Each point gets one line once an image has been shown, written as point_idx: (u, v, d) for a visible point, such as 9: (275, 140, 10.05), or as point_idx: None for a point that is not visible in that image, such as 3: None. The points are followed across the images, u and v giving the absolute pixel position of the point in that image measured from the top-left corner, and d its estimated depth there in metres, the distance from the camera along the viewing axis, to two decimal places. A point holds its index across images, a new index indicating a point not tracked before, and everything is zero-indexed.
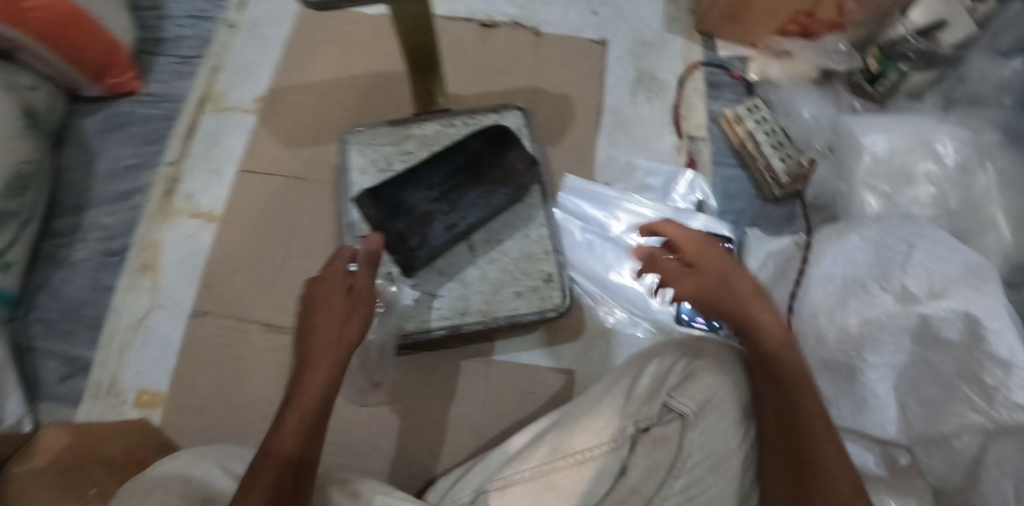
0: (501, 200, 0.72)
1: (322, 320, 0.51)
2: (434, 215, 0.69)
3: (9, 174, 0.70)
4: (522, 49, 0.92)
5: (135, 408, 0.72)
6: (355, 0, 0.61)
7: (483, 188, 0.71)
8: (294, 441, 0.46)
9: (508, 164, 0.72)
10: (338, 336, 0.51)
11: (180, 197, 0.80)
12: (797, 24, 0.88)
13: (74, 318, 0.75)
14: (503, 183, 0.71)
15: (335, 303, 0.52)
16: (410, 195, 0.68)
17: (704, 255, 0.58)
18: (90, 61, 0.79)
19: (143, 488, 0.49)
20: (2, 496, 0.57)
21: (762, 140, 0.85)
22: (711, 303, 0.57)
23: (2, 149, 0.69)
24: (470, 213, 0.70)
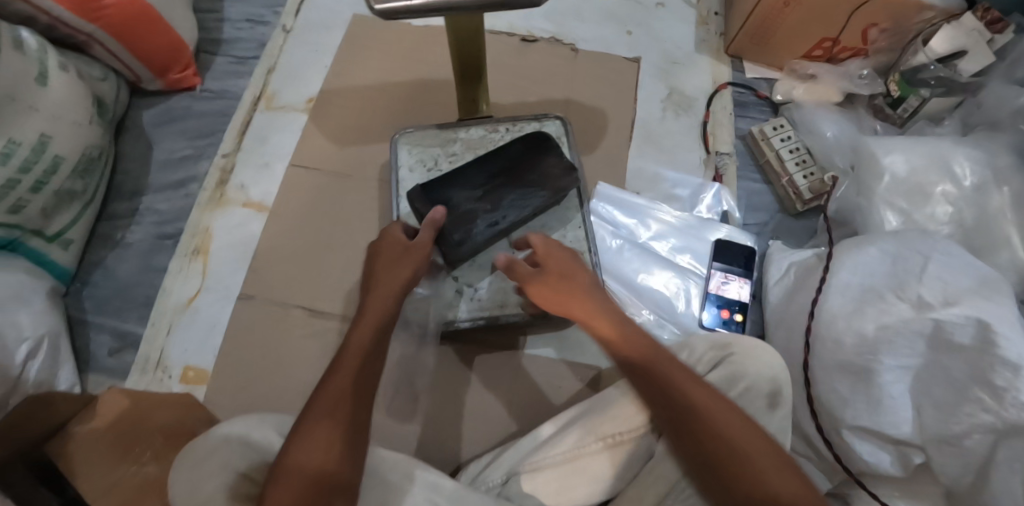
0: (539, 202, 0.74)
1: (385, 276, 0.61)
2: (475, 213, 0.72)
3: (79, 157, 0.74)
4: (560, 64, 0.97)
5: (181, 383, 0.74)
6: (416, 13, 0.64)
7: (523, 190, 0.74)
8: (323, 446, 0.49)
9: (547, 170, 0.75)
10: (391, 293, 0.60)
11: (233, 187, 0.83)
12: (822, 49, 0.92)
13: (125, 296, 0.78)
14: (541, 185, 0.74)
15: (395, 257, 0.63)
16: (454, 195, 0.72)
17: (547, 266, 0.62)
18: (156, 57, 0.82)
19: (204, 447, 0.54)
20: (63, 453, 0.59)
21: (787, 157, 0.89)
22: (574, 311, 0.59)
23: (77, 134, 0.73)
24: (510, 212, 0.73)
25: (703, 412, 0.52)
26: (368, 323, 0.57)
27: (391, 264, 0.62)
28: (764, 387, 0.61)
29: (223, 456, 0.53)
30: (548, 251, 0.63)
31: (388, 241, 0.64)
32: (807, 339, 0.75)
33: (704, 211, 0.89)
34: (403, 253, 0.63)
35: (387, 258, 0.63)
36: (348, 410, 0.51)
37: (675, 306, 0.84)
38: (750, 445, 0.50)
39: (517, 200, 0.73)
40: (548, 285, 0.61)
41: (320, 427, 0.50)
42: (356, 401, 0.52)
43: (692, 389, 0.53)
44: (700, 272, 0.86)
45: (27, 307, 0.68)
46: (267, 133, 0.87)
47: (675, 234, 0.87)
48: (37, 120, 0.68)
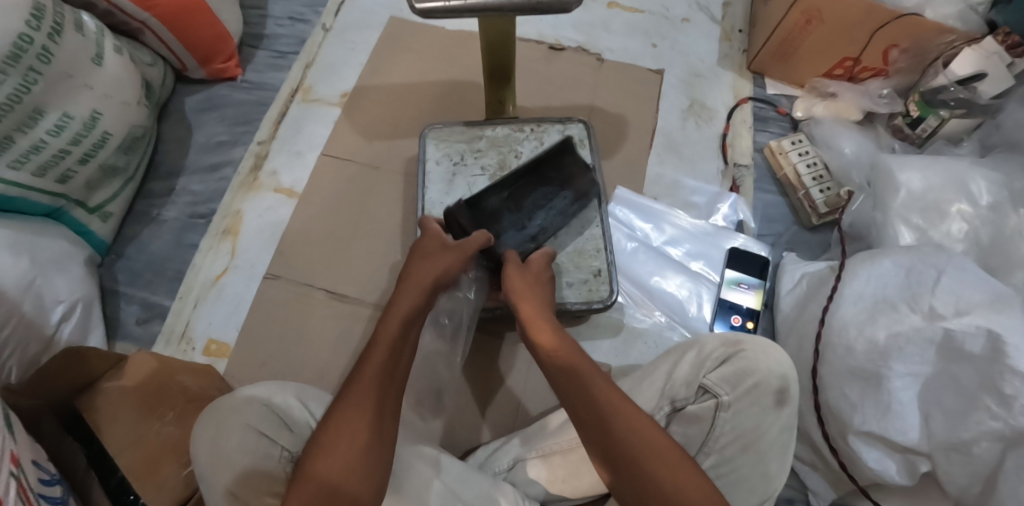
0: (563, 205, 0.76)
1: (420, 270, 0.64)
2: (506, 219, 0.72)
3: (125, 135, 0.77)
4: (585, 72, 1.00)
5: (203, 355, 0.76)
6: (451, 13, 0.67)
7: (545, 191, 0.75)
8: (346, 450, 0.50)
9: (572, 174, 0.76)
10: (421, 285, 0.62)
11: (266, 173, 0.86)
12: (842, 68, 0.94)
13: (156, 270, 0.80)
14: (562, 186, 0.76)
15: (436, 256, 0.65)
16: (487, 199, 0.71)
17: (524, 270, 0.67)
18: (202, 47, 0.87)
19: (225, 408, 0.54)
20: (88, 410, 0.58)
21: (804, 172, 0.91)
22: (525, 309, 0.63)
23: (125, 112, 0.76)
24: (535, 214, 0.74)
25: (617, 417, 0.53)
26: (393, 320, 0.59)
27: (428, 260, 0.65)
28: (776, 382, 0.61)
29: (246, 416, 0.54)
30: (536, 258, 0.69)
31: (430, 238, 0.67)
32: (818, 346, 0.76)
33: (718, 219, 0.91)
34: (445, 251, 0.66)
35: (428, 255, 0.65)
36: (372, 403, 0.52)
37: (687, 310, 0.85)
38: (663, 453, 0.52)
39: (540, 203, 0.74)
40: (525, 283, 0.66)
41: (344, 418, 0.51)
42: (381, 395, 0.53)
43: (616, 393, 0.55)
44: (714, 278, 0.87)
45: (64, 272, 0.71)
46: (302, 123, 0.90)
47: (689, 240, 0.89)
48: (90, 97, 0.71)
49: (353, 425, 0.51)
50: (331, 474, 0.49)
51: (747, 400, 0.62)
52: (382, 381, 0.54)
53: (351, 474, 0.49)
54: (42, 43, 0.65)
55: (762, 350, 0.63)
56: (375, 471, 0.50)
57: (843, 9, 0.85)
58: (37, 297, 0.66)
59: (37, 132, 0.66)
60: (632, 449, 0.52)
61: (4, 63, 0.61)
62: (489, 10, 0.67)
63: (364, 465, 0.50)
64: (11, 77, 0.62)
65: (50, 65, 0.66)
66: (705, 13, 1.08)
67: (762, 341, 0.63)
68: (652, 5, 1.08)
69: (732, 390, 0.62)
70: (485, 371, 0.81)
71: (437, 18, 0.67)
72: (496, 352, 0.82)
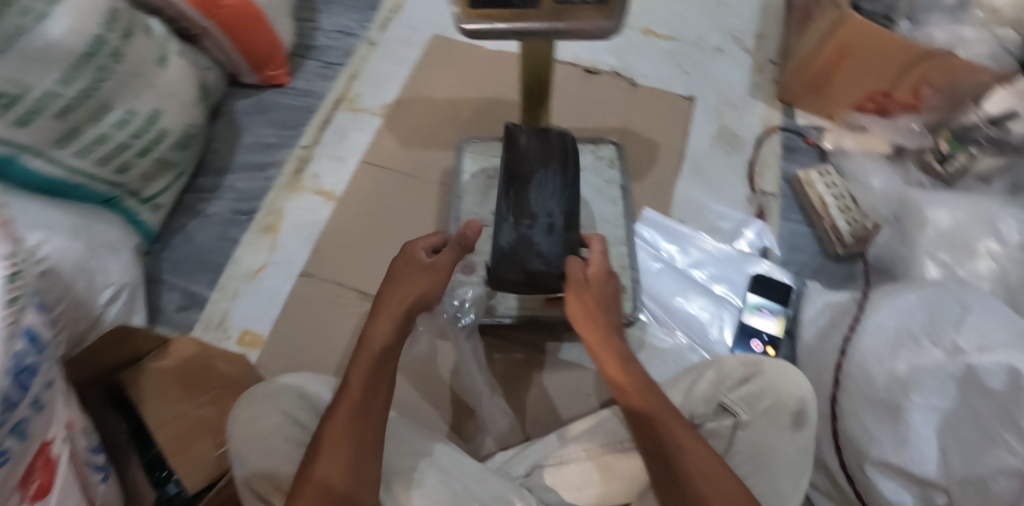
0: (561, 175, 0.65)
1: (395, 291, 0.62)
2: (527, 232, 0.64)
3: (181, 132, 0.81)
4: (619, 96, 1.03)
5: (237, 345, 0.79)
6: (498, 33, 0.70)
7: (544, 181, 0.65)
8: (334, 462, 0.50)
9: (546, 148, 0.65)
10: (400, 303, 0.60)
11: (308, 176, 0.90)
12: (873, 102, 0.95)
13: (198, 261, 0.84)
14: (552, 167, 0.65)
15: (412, 275, 0.63)
16: (499, 235, 0.65)
17: (575, 285, 0.62)
18: (256, 54, 0.92)
19: (261, 392, 0.56)
20: (131, 388, 0.60)
21: (830, 202, 0.92)
22: (591, 336, 0.60)
23: (183, 110, 0.81)
24: (552, 203, 0.64)
25: (692, 465, 0.53)
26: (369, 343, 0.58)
27: (407, 281, 0.63)
28: (797, 404, 0.61)
29: (281, 402, 0.56)
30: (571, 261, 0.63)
31: (408, 259, 0.65)
32: (837, 375, 0.77)
33: (744, 246, 0.92)
34: (423, 271, 0.64)
35: (403, 278, 0.63)
36: (348, 420, 0.52)
37: (708, 332, 0.86)
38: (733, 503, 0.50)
39: (536, 190, 0.64)
40: (580, 302, 0.61)
41: (328, 434, 0.52)
42: (358, 413, 0.53)
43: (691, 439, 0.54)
44: (736, 303, 0.88)
45: (116, 257, 0.74)
46: (345, 131, 0.94)
47: (713, 264, 0.90)
48: (153, 95, 0.75)
49: (334, 442, 0.51)
50: (329, 480, 0.50)
51: (766, 419, 0.61)
52: (360, 399, 0.54)
53: (348, 478, 0.50)
54: (114, 44, 0.69)
55: (783, 374, 0.63)
56: (365, 476, 0.51)
57: (873, 44, 0.87)
58: (90, 277, 0.70)
59: (102, 125, 0.71)
60: (704, 491, 0.51)
61: (79, 61, 0.66)
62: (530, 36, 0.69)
63: (355, 473, 0.51)
64: (86, 74, 0.67)
65: (121, 65, 0.70)
66: (739, 44, 1.10)
67: (783, 364, 0.63)
68: (688, 34, 1.11)
69: (751, 410, 0.62)
70: (506, 380, 0.80)
71: (484, 37, 0.70)
72: (518, 363, 0.81)
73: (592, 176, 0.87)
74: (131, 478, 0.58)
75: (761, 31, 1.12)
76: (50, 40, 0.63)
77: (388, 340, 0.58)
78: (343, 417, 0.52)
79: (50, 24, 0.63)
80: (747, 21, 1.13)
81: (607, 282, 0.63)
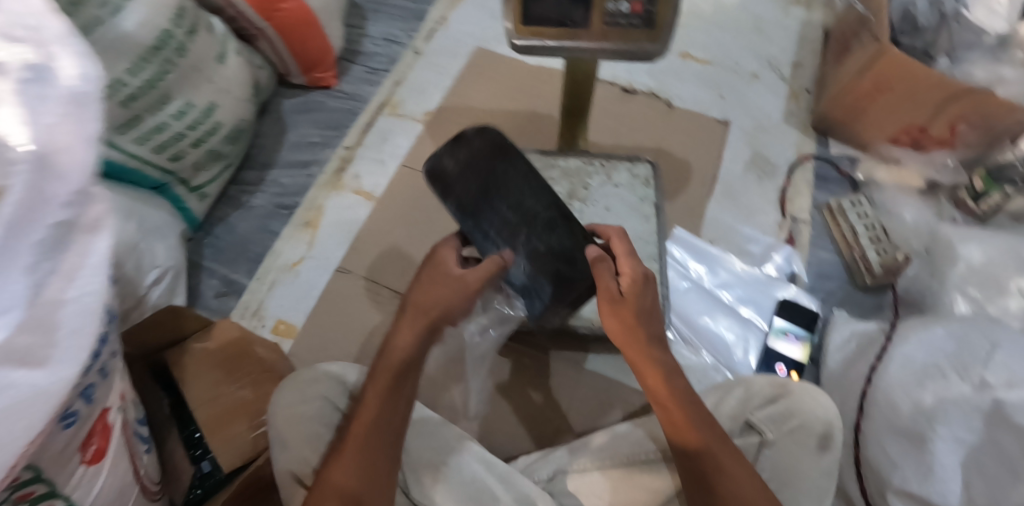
0: (521, 167, 0.64)
1: (421, 296, 0.59)
2: (530, 242, 0.62)
3: (232, 126, 0.84)
4: (655, 116, 1.05)
5: (272, 333, 0.81)
6: (545, 48, 0.72)
7: (512, 190, 0.63)
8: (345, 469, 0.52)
9: (479, 156, 0.63)
10: (423, 313, 0.58)
11: (349, 175, 0.93)
12: (908, 135, 0.96)
13: (239, 250, 0.87)
14: (504, 172, 0.63)
15: (438, 278, 0.59)
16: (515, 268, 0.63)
17: (606, 298, 0.58)
18: (307, 57, 0.95)
19: (306, 377, 0.58)
20: (177, 366, 0.63)
21: (861, 232, 0.93)
22: (634, 353, 0.59)
23: (235, 105, 0.84)
24: (534, 201, 0.63)
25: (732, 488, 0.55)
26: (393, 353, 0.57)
27: (428, 288, 0.59)
28: (824, 427, 0.61)
29: (324, 389, 0.58)
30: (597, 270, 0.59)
31: (427, 267, 0.60)
32: (862, 402, 0.77)
33: (772, 270, 0.93)
34: (445, 280, 0.58)
35: (423, 286, 0.59)
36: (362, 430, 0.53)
37: (733, 353, 0.87)
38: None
39: (506, 198, 0.63)
40: (615, 319, 0.58)
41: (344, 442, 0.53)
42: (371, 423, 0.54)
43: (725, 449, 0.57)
44: (762, 326, 0.88)
45: (163, 240, 0.77)
46: (387, 135, 0.97)
47: (741, 286, 0.91)
48: (210, 89, 0.79)
49: (348, 451, 0.53)
50: (341, 485, 0.51)
51: (793, 439, 0.61)
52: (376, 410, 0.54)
53: (361, 483, 0.52)
54: (179, 39, 0.73)
55: (810, 398, 0.63)
56: (377, 482, 0.52)
57: (913, 78, 0.88)
58: (139, 258, 0.72)
59: (162, 115, 0.74)
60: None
61: (147, 53, 0.69)
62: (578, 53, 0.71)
63: (369, 478, 0.52)
64: (152, 66, 0.70)
65: (184, 59, 0.74)
66: (775, 71, 1.12)
67: (810, 387, 0.64)
68: (724, 59, 1.13)
69: (777, 430, 0.62)
70: (535, 383, 0.82)
71: (532, 53, 0.73)
72: (547, 367, 0.83)
73: (626, 192, 0.88)
74: (170, 452, 0.60)
75: (798, 60, 1.13)
76: (122, 32, 0.66)
77: (409, 353, 0.57)
78: (362, 425, 0.54)
79: (123, 17, 0.66)
80: (784, 50, 1.15)
81: (643, 288, 0.59)
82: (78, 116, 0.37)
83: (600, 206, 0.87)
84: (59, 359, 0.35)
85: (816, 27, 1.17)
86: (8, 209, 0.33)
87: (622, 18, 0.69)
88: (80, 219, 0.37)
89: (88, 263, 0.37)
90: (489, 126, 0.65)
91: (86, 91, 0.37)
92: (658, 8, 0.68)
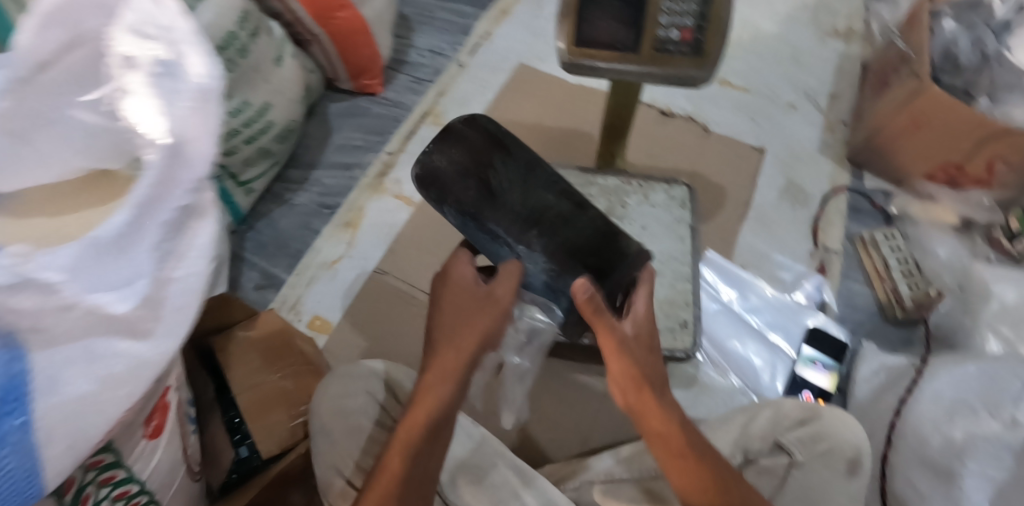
0: (519, 161, 0.61)
1: (451, 337, 0.57)
2: (548, 237, 0.59)
3: (283, 126, 0.87)
4: (691, 139, 1.07)
5: (308, 328, 0.83)
6: (594, 70, 0.74)
7: (514, 188, 0.59)
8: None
9: (476, 149, 0.60)
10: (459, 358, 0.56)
11: (391, 180, 0.95)
12: (944, 173, 0.96)
13: (280, 245, 0.89)
14: (502, 170, 0.60)
15: (472, 320, 0.57)
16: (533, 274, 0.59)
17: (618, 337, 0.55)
18: (357, 64, 0.98)
19: (351, 373, 0.60)
20: (222, 352, 0.65)
21: (893, 265, 0.94)
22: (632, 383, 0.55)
23: (287, 106, 0.86)
24: (540, 194, 0.60)
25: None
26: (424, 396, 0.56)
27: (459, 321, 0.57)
28: (854, 453, 0.62)
29: (369, 385, 0.60)
30: (594, 309, 0.54)
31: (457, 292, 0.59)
32: (890, 433, 0.78)
33: (802, 297, 0.93)
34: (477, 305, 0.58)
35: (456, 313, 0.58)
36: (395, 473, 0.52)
37: (760, 377, 0.87)
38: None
39: (513, 194, 0.59)
40: (622, 359, 0.55)
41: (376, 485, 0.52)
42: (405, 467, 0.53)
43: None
44: (790, 353, 0.89)
45: None
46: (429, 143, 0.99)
47: (771, 312, 0.91)
48: (266, 90, 0.82)
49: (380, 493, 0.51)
50: None
51: (823, 463, 0.62)
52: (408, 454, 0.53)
53: None
54: (242, 40, 0.76)
55: (842, 422, 0.64)
56: None
57: (951, 117, 0.88)
58: None
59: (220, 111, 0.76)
60: None
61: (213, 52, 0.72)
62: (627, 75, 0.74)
63: None
64: None
65: (245, 59, 0.77)
66: (811, 102, 1.13)
67: (842, 412, 0.64)
68: (761, 87, 1.14)
69: (808, 453, 0.62)
70: (559, 394, 0.82)
71: (580, 73, 0.75)
72: (571, 380, 0.83)
73: (662, 212, 0.90)
74: (212, 434, 0.61)
75: (834, 92, 1.15)
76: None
77: (445, 401, 0.55)
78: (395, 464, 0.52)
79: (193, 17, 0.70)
80: (821, 81, 1.16)
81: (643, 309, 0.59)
82: (204, 108, 0.35)
83: (636, 224, 0.88)
84: (162, 333, 0.35)
85: (854, 60, 1.19)
86: (142, 190, 0.33)
87: (671, 45, 0.71)
88: (198, 204, 0.36)
89: (196, 245, 0.36)
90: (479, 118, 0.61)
91: (213, 87, 0.36)
92: (708, 36, 0.71)
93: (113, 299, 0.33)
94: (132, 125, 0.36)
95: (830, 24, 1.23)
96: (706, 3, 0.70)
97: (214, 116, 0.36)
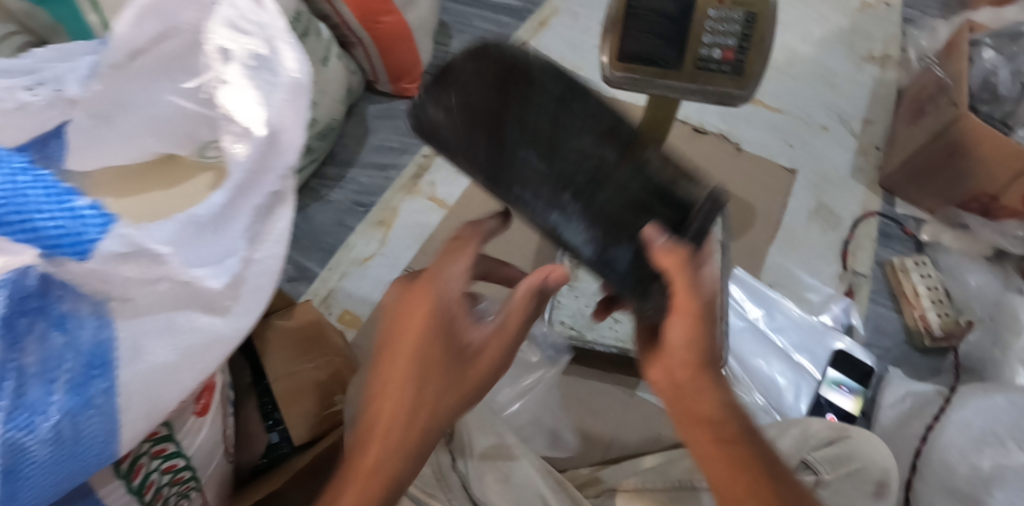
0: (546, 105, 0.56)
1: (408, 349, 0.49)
2: (585, 198, 0.57)
3: (325, 124, 0.89)
4: (723, 157, 1.07)
5: (338, 322, 0.85)
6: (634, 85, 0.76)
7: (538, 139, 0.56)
8: None
9: (471, 101, 0.57)
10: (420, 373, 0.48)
11: (425, 182, 0.97)
12: (978, 203, 0.95)
13: (314, 240, 0.91)
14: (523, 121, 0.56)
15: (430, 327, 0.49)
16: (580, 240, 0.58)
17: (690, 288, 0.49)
18: (397, 67, 1.00)
19: None
20: (258, 340, 0.66)
21: (923, 292, 0.93)
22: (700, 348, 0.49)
23: (330, 105, 0.89)
24: (575, 143, 0.56)
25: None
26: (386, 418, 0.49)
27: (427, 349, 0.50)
28: (881, 476, 0.62)
29: None
30: (676, 259, 0.50)
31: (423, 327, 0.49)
32: (915, 460, 0.78)
33: (829, 319, 0.93)
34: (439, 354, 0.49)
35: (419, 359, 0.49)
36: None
37: (784, 396, 0.87)
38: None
39: (527, 147, 0.57)
40: (689, 323, 0.49)
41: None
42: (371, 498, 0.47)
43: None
44: (815, 374, 0.88)
45: None
46: None
47: (799, 332, 0.91)
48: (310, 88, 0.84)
49: None
50: None
51: (850, 484, 0.61)
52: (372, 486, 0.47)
53: None
54: None
55: (868, 443, 0.64)
56: None
57: (986, 146, 0.88)
58: None
59: None
60: None
61: None
62: (668, 91, 0.75)
63: None
64: None
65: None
66: (845, 126, 1.13)
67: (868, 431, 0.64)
68: (795, 108, 1.15)
69: (836, 471, 0.62)
70: (583, 400, 0.82)
71: (620, 87, 0.76)
72: (595, 388, 0.83)
73: None
74: (246, 417, 0.63)
75: (868, 117, 1.15)
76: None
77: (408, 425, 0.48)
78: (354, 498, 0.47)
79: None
80: (855, 105, 1.16)
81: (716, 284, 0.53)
82: (296, 100, 0.46)
83: None
84: (237, 312, 0.44)
85: (889, 86, 1.19)
86: (239, 171, 0.43)
87: (712, 64, 0.72)
88: (284, 191, 0.46)
89: (272, 233, 0.45)
90: (475, 48, 0.56)
91: (301, 81, 0.47)
92: (748, 59, 0.71)
93: (208, 275, 0.41)
94: (228, 114, 0.45)
95: (866, 49, 1.23)
96: (749, 26, 0.70)
97: (305, 110, 0.47)
